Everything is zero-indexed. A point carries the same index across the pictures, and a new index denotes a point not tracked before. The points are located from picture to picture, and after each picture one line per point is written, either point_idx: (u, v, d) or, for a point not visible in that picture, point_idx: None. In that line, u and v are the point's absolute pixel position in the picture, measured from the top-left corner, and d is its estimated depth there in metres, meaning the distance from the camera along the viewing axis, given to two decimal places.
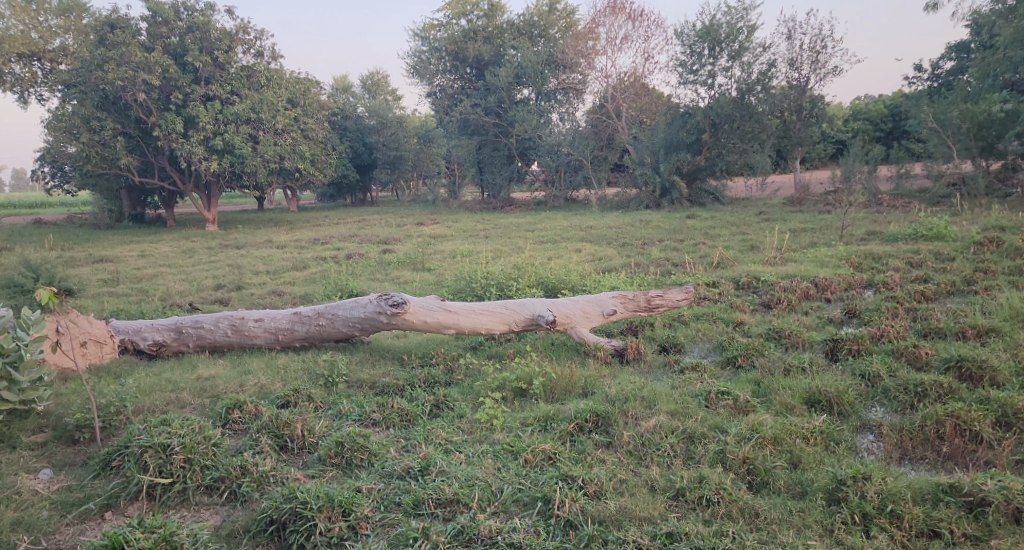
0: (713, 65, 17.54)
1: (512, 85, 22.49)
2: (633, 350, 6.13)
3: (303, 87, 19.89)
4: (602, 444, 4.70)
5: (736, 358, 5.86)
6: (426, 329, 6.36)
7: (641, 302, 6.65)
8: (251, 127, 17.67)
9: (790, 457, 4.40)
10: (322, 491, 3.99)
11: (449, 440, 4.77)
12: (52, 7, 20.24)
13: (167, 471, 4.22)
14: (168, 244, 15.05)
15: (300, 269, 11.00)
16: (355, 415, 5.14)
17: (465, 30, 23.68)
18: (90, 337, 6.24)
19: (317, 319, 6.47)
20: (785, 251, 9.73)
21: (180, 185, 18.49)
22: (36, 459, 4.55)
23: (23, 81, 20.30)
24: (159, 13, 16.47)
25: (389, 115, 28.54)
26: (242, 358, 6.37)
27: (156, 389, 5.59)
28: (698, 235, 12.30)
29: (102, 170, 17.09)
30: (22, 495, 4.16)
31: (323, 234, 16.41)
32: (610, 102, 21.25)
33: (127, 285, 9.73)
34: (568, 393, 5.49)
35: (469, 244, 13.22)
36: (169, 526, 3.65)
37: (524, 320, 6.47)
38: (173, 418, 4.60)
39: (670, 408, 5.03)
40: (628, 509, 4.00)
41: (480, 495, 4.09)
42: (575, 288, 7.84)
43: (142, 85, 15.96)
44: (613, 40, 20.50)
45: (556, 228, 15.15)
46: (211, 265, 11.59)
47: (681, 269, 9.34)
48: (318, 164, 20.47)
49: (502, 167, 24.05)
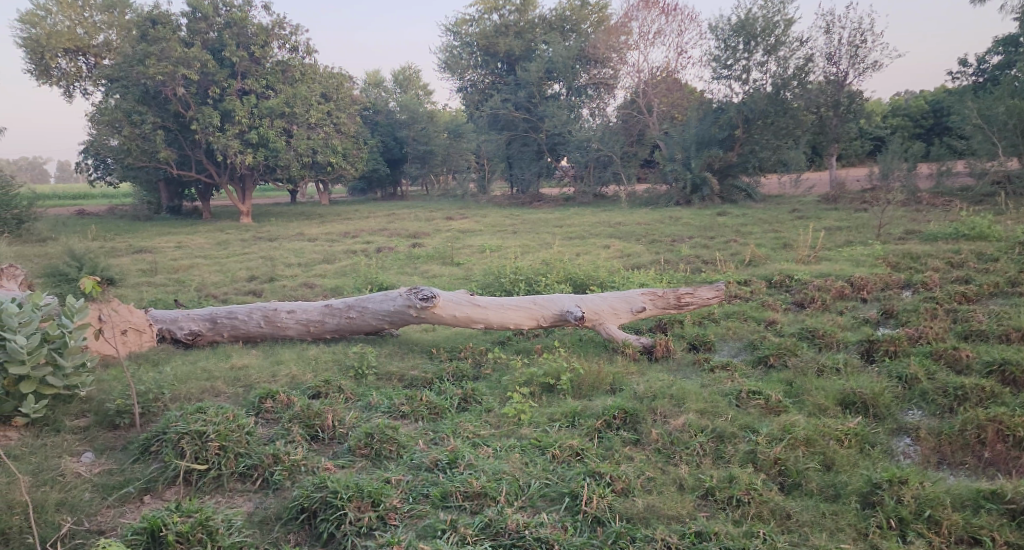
0: (748, 60, 17.31)
1: (543, 80, 22.52)
2: (662, 348, 6.10)
3: (336, 82, 20.04)
4: (629, 441, 4.69)
5: (768, 357, 5.80)
6: (455, 323, 6.40)
7: (671, 299, 6.60)
8: (285, 121, 17.87)
9: (823, 459, 4.35)
10: (352, 481, 4.05)
11: (477, 434, 4.81)
12: (97, 3, 20.69)
13: (203, 457, 4.31)
14: (203, 236, 15.31)
15: (331, 262, 11.11)
16: (384, 407, 5.20)
17: (497, 24, 23.61)
18: (130, 325, 6.36)
19: (347, 312, 6.55)
20: (818, 249, 9.60)
21: (215, 177, 18.76)
22: (79, 443, 4.68)
23: (68, 76, 20.78)
24: (199, 9, 16.78)
25: (420, 110, 28.68)
26: (275, 349, 6.47)
27: (191, 377, 5.71)
28: (729, 232, 12.18)
29: (142, 163, 17.44)
30: (65, 477, 4.25)
31: (352, 227, 16.52)
32: (641, 98, 21.10)
33: (165, 275, 9.94)
34: (596, 389, 5.49)
35: (498, 239, 13.24)
36: (205, 511, 3.68)
37: (552, 315, 6.48)
38: (208, 406, 4.72)
39: (699, 406, 5.01)
40: (656, 507, 3.99)
41: (507, 489, 4.12)
42: (604, 284, 7.82)
43: (181, 80, 16.25)
44: (645, 35, 20.35)
45: (586, 224, 15.10)
46: (244, 257, 11.77)
47: (712, 266, 9.26)
48: (349, 158, 20.62)
49: (531, 162, 23.97)
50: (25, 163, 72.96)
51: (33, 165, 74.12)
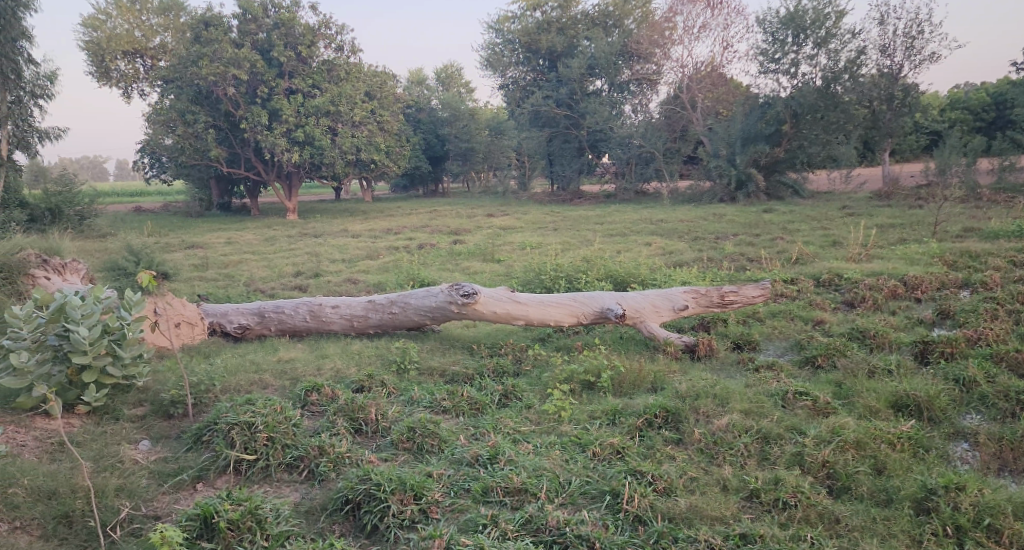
0: (797, 53, 16.99)
1: (585, 76, 22.46)
2: (704, 347, 6.03)
3: (379, 81, 20.25)
4: (671, 440, 4.67)
5: (816, 357, 5.71)
6: (496, 320, 6.44)
7: (714, 298, 6.54)
8: (330, 119, 18.15)
9: (874, 463, 4.27)
10: (395, 475, 4.12)
11: (518, 430, 4.84)
12: (153, 6, 21.33)
13: (252, 448, 4.43)
14: (252, 232, 15.62)
15: (374, 258, 11.26)
16: (426, 402, 5.26)
17: (540, 21, 23.61)
18: (183, 318, 6.54)
19: (390, 307, 6.65)
20: (870, 247, 9.37)
21: (263, 174, 19.15)
22: (136, 431, 4.85)
23: (126, 78, 21.44)
24: (249, 11, 17.18)
25: (462, 107, 28.87)
26: (320, 343, 6.61)
27: (241, 369, 5.86)
28: (775, 229, 12.00)
29: (195, 161, 17.92)
30: (124, 464, 4.40)
31: (394, 224, 16.70)
32: (685, 93, 20.77)
33: (216, 270, 10.21)
34: (637, 388, 5.47)
35: (539, 236, 13.27)
36: (255, 500, 3.77)
37: (593, 313, 6.48)
38: (257, 398, 4.85)
39: (743, 406, 4.95)
40: (699, 508, 3.96)
41: (548, 486, 4.14)
42: (645, 281, 7.79)
43: (232, 80, 16.65)
44: (690, 29, 20.11)
45: (628, 221, 15.04)
46: (290, 253, 12.01)
47: (757, 264, 9.14)
48: (393, 155, 20.83)
49: (572, 159, 23.94)
50: (85, 161, 75.52)
51: (94, 164, 76.97)
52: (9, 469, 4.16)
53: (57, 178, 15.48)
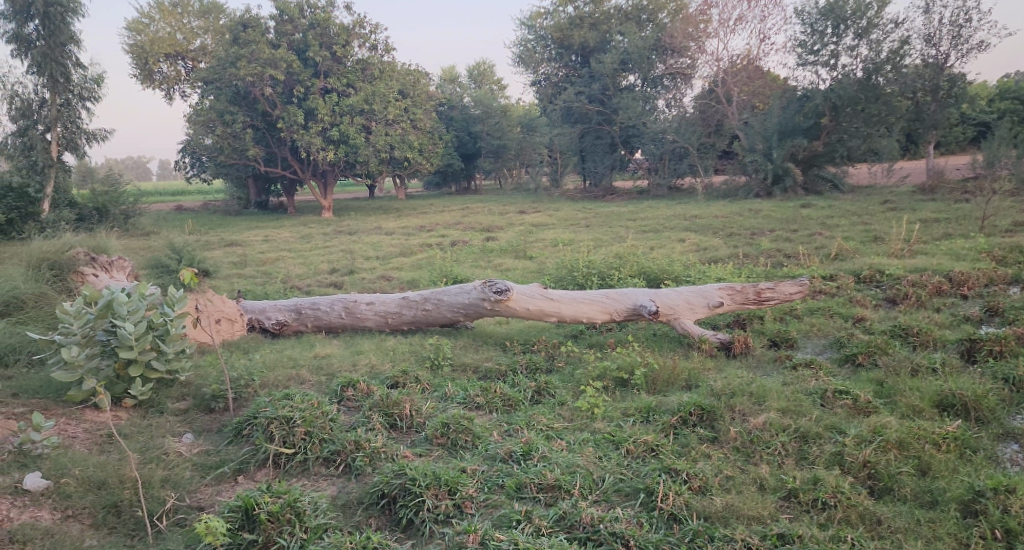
0: (837, 44, 16.67)
1: (618, 71, 22.31)
2: (740, 344, 5.97)
3: (413, 78, 20.34)
4: (706, 439, 4.62)
5: (856, 356, 5.60)
6: (528, 317, 6.45)
7: (750, 294, 6.45)
8: (364, 118, 18.29)
9: (918, 463, 4.18)
10: (429, 470, 4.15)
11: (551, 426, 4.84)
12: (194, 10, 21.79)
13: (290, 441, 4.51)
14: (289, 230, 15.88)
15: (408, 255, 11.35)
16: (459, 398, 5.29)
17: (572, 17, 23.54)
18: (223, 314, 6.67)
19: (423, 304, 6.69)
20: (914, 243, 9.17)
21: (299, 173, 19.42)
22: (179, 424, 4.96)
23: (168, 79, 21.89)
24: (285, 12, 17.43)
25: (494, 105, 28.94)
26: (355, 339, 6.68)
27: (279, 365, 5.96)
28: (813, 225, 11.80)
29: (233, 160, 18.28)
30: (169, 456, 4.50)
31: (428, 222, 16.79)
32: (721, 87, 20.48)
33: (254, 267, 10.40)
34: (671, 385, 5.43)
35: (571, 233, 13.25)
36: (293, 493, 3.82)
37: (626, 310, 6.45)
38: (294, 394, 4.93)
39: (781, 405, 4.89)
40: (735, 507, 3.92)
41: (581, 483, 4.13)
42: (679, 278, 7.74)
43: (269, 80, 16.93)
44: (726, 22, 19.85)
45: (661, 217, 14.96)
46: (326, 250, 12.16)
47: (794, 260, 9.00)
48: (425, 153, 20.94)
49: (604, 155, 23.88)
50: (129, 162, 77.52)
51: (138, 164, 78.94)
52: (61, 459, 4.27)
53: (104, 179, 15.92)
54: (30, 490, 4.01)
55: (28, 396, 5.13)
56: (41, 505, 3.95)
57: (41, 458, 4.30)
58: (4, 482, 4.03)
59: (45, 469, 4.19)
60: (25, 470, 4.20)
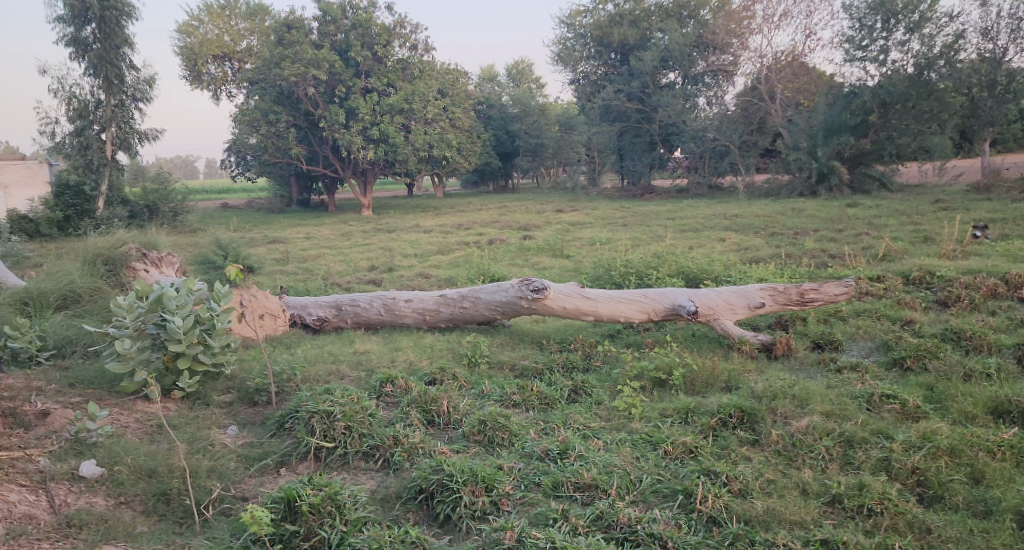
0: (887, 39, 16.27)
1: (657, 69, 22.10)
2: (782, 346, 5.87)
3: (452, 78, 20.40)
4: (747, 441, 4.55)
5: (905, 360, 5.46)
6: (566, 315, 6.43)
7: (793, 295, 6.33)
8: (404, 117, 18.38)
9: (970, 472, 4.07)
10: (466, 466, 4.16)
11: (587, 426, 4.81)
12: (241, 12, 22.23)
13: (331, 436, 4.57)
14: (329, 228, 16.08)
15: (446, 253, 11.40)
16: (496, 396, 5.30)
17: (611, 14, 23.36)
18: (267, 310, 6.78)
19: (461, 302, 6.72)
20: (967, 244, 8.88)
21: (339, 172, 19.65)
22: (225, 416, 5.06)
23: (216, 80, 22.35)
24: (329, 12, 17.67)
25: (532, 103, 28.95)
26: (393, 336, 6.73)
27: (319, 360, 6.04)
28: (860, 224, 11.53)
29: (277, 159, 18.65)
30: (215, 447, 4.59)
31: (465, 220, 16.78)
32: (764, 84, 20.12)
33: (296, 264, 10.56)
34: (710, 387, 5.36)
35: (609, 231, 13.20)
36: (334, 486, 3.86)
37: (664, 309, 6.38)
38: (335, 389, 5.00)
39: (825, 408, 4.79)
40: (777, 511, 3.85)
41: (618, 483, 4.10)
42: (718, 278, 7.64)
43: (312, 80, 17.21)
44: (770, 18, 19.51)
45: (701, 216, 14.78)
46: (366, 247, 12.28)
47: (840, 261, 8.81)
48: (463, 151, 21.02)
49: (643, 154, 23.80)
50: (178, 160, 79.68)
51: (186, 163, 81.03)
52: (115, 448, 4.39)
53: (155, 176, 16.31)
54: (85, 477, 4.13)
55: (83, 386, 5.27)
56: (96, 491, 4.06)
57: (96, 447, 4.42)
58: (62, 468, 4.16)
59: (99, 457, 4.31)
60: (80, 458, 4.32)
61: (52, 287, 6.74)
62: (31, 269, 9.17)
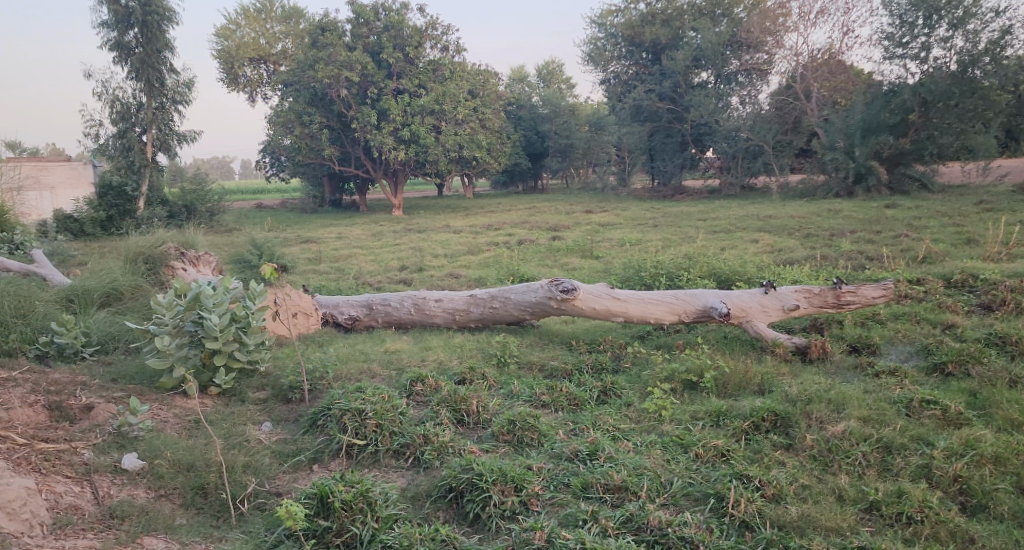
0: (929, 36, 15.93)
1: (690, 68, 21.91)
2: (817, 349, 5.77)
3: (483, 78, 20.44)
4: (781, 445, 4.48)
5: (946, 365, 5.33)
6: (595, 316, 6.40)
7: (829, 297, 6.22)
8: (434, 118, 18.45)
9: (1016, 481, 3.95)
10: (496, 466, 4.15)
11: (617, 428, 4.78)
12: (276, 15, 22.54)
13: (362, 433, 4.59)
14: (360, 228, 16.20)
15: (476, 254, 11.41)
16: (525, 396, 5.29)
17: (643, 13, 23.21)
18: (300, 309, 6.86)
19: (491, 302, 6.72)
20: (1011, 246, 8.64)
21: (370, 172, 19.81)
22: (259, 413, 5.12)
23: (251, 83, 22.69)
24: (362, 15, 17.85)
25: (562, 104, 28.92)
26: (423, 335, 6.76)
27: (351, 358, 6.09)
28: (898, 226, 11.29)
29: (309, 160, 18.86)
30: (250, 443, 4.64)
31: (494, 221, 16.78)
32: (799, 83, 19.80)
33: (328, 263, 10.68)
34: (743, 389, 5.28)
35: (639, 232, 13.10)
36: (366, 483, 3.88)
37: (695, 311, 6.31)
38: (367, 387, 5.03)
39: (862, 413, 4.70)
40: (812, 517, 3.78)
41: (648, 485, 4.06)
42: (751, 280, 7.55)
43: (345, 82, 17.40)
44: (807, 16, 19.22)
45: (733, 217, 14.59)
46: (396, 247, 12.35)
47: (878, 263, 8.64)
48: (493, 152, 21.05)
49: (674, 154, 23.60)
50: (214, 161, 81.17)
51: (222, 163, 82.59)
52: (155, 441, 4.46)
53: (193, 177, 16.58)
54: (127, 470, 4.21)
55: (124, 382, 5.38)
56: (137, 483, 4.14)
57: (137, 440, 4.50)
58: (105, 461, 4.24)
59: (140, 450, 4.39)
60: (122, 450, 4.40)
61: (95, 285, 6.84)
62: (75, 266, 9.41)
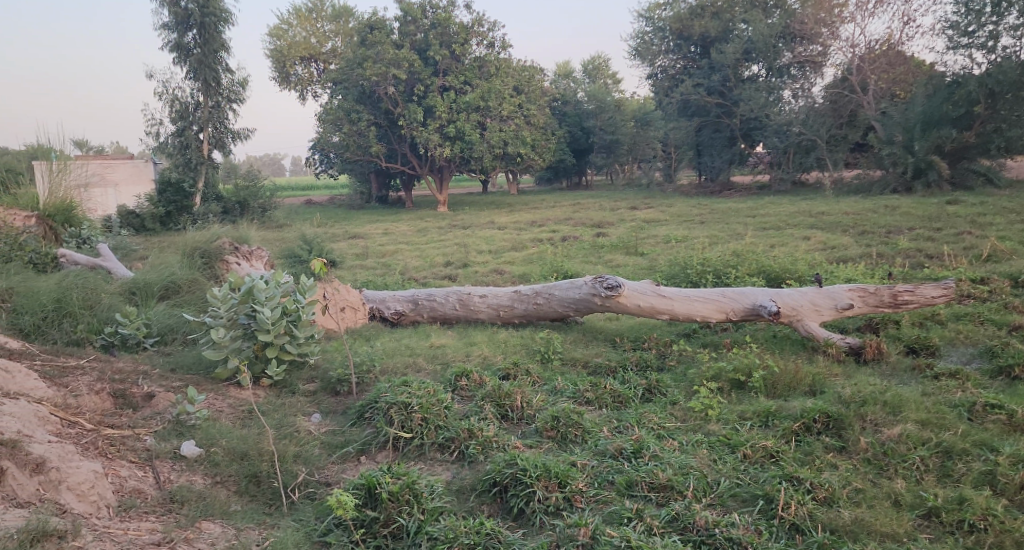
0: (997, 24, 15.31)
1: (740, 62, 21.52)
2: (873, 349, 5.60)
3: (528, 75, 20.40)
4: (834, 448, 4.35)
5: (1012, 368, 5.11)
6: (640, 314, 6.32)
7: (885, 297, 6.04)
8: (480, 114, 18.42)
9: None
10: (540, 461, 4.12)
11: (662, 426, 4.70)
12: (326, 14, 22.88)
13: (408, 427, 4.62)
14: (406, 224, 16.32)
15: (519, 250, 11.40)
16: (569, 392, 5.25)
17: (693, 7, 22.82)
18: (348, 303, 6.95)
19: (534, 298, 6.69)
20: None
21: (416, 169, 19.95)
22: (308, 405, 5.19)
23: (302, 81, 23.02)
24: (410, 13, 18.01)
25: (608, 100, 28.70)
26: (468, 330, 6.77)
27: (397, 353, 6.13)
28: (960, 224, 10.87)
29: (357, 157, 19.11)
30: (300, 433, 4.71)
31: (539, 217, 16.72)
32: (856, 75, 19.24)
33: (375, 258, 10.80)
34: (793, 389, 5.15)
35: (685, 229, 12.92)
36: (412, 475, 3.89)
37: (743, 309, 6.18)
38: (413, 381, 5.06)
39: (920, 416, 4.54)
40: (867, 521, 3.66)
41: (695, 485, 3.98)
42: (803, 278, 7.36)
43: (392, 80, 17.57)
44: (864, 6, 18.66)
45: (783, 214, 14.28)
46: (441, 243, 12.40)
47: (938, 262, 8.35)
48: (538, 149, 21.00)
49: (722, 149, 23.21)
50: (264, 159, 83.04)
51: (273, 160, 84.54)
52: (210, 430, 4.56)
53: (245, 174, 16.96)
54: (185, 456, 4.31)
55: (182, 372, 5.52)
56: (195, 470, 4.23)
57: (194, 428, 4.60)
58: (164, 447, 4.35)
59: (197, 438, 4.49)
60: (181, 438, 4.50)
61: (155, 278, 7.05)
62: (135, 261, 9.71)
